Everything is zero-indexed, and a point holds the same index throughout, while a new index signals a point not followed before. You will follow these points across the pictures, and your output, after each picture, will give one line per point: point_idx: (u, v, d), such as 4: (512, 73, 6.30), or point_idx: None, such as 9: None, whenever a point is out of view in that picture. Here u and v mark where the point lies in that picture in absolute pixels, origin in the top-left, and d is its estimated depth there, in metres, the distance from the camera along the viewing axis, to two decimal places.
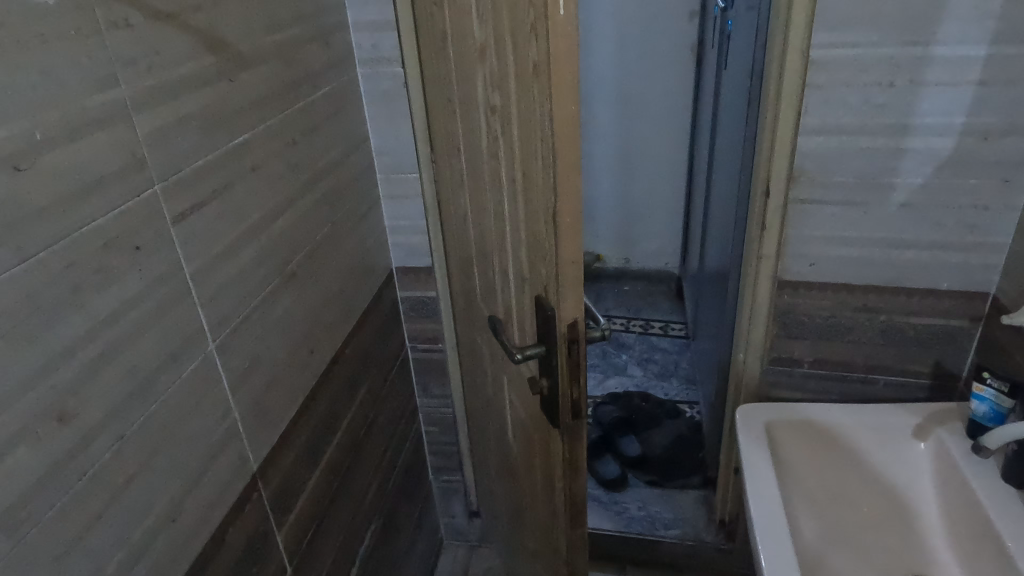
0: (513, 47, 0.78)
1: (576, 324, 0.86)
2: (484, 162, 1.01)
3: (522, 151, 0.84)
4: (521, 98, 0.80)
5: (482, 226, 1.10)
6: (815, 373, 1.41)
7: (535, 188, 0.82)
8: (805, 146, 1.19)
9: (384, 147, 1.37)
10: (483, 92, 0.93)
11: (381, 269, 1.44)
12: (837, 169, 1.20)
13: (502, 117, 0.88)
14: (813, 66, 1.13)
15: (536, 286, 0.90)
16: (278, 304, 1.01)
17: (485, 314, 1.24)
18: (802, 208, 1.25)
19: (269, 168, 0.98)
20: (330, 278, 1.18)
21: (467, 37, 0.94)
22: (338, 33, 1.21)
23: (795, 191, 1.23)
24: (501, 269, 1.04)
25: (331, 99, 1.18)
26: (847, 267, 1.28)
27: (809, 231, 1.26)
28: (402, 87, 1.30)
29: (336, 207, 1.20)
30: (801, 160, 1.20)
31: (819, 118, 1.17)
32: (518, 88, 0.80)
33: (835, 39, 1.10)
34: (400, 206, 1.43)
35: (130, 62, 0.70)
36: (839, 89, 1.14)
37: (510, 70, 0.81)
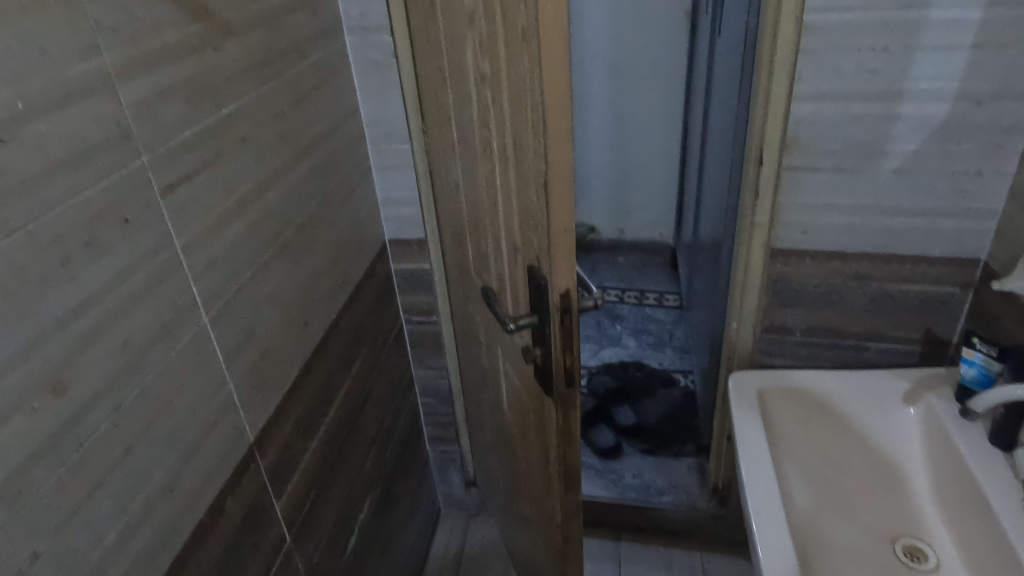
0: (502, 13, 0.77)
1: (569, 293, 0.86)
2: (475, 131, 1.00)
3: (512, 119, 0.83)
4: (511, 64, 0.79)
5: (474, 197, 1.10)
6: (807, 341, 1.42)
7: (527, 156, 0.81)
8: (798, 112, 1.18)
9: (374, 118, 1.35)
10: (473, 59, 0.92)
11: (374, 241, 1.43)
12: (831, 136, 1.19)
13: (492, 85, 0.87)
14: (807, 31, 1.11)
15: (529, 256, 0.89)
16: (271, 276, 1.01)
17: (478, 285, 1.24)
18: (795, 176, 1.24)
19: (258, 139, 0.97)
20: (323, 251, 1.17)
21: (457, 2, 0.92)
22: (325, 1, 1.18)
23: (788, 159, 1.23)
24: (494, 240, 1.04)
25: (320, 68, 1.17)
26: (840, 234, 1.28)
27: (802, 199, 1.26)
28: (391, 57, 1.28)
29: (327, 179, 1.20)
30: (795, 126, 1.20)
31: (814, 85, 1.16)
32: (508, 55, 0.79)
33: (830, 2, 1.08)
34: (392, 178, 1.42)
35: (113, 31, 0.69)
36: (833, 55, 1.12)
37: (500, 36, 0.80)
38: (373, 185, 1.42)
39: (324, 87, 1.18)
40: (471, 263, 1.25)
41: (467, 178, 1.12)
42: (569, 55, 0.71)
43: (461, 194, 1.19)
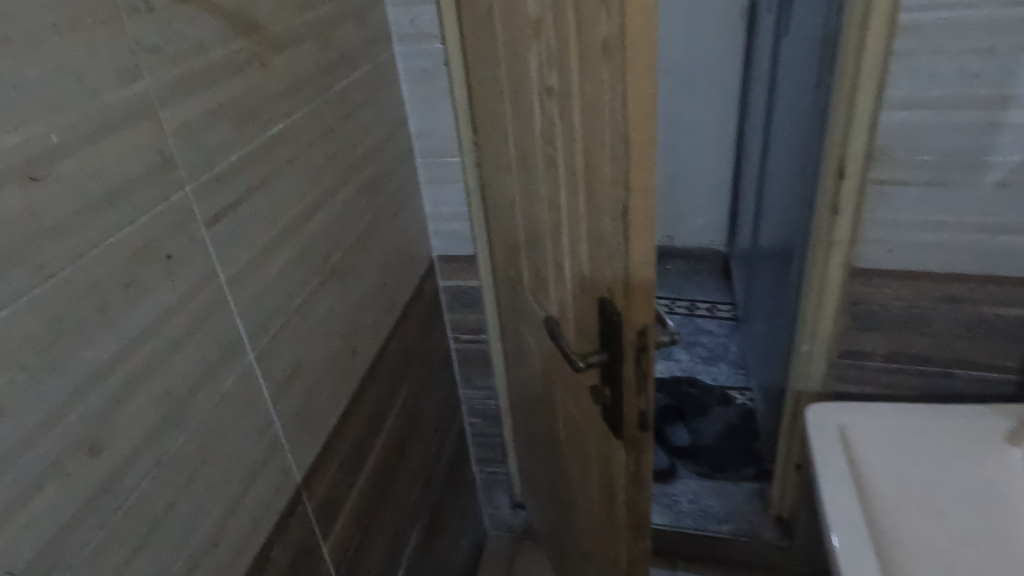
0: (579, 23, 0.69)
1: (647, 331, 0.78)
2: (537, 149, 0.93)
3: (586, 138, 0.75)
4: (586, 79, 0.71)
5: (533, 217, 1.02)
6: (888, 367, 1.30)
7: (601, 179, 0.73)
8: (888, 120, 1.08)
9: (423, 130, 1.28)
10: (539, 73, 0.84)
11: (422, 257, 1.37)
12: (924, 147, 1.08)
13: (562, 101, 0.79)
14: (901, 31, 1.01)
15: (599, 287, 0.82)
16: (320, 304, 0.95)
17: (533, 310, 1.16)
18: (881, 190, 1.14)
19: (306, 158, 0.91)
20: (371, 272, 1.11)
21: (522, 9, 0.85)
22: (375, 9, 1.12)
23: (875, 172, 1.12)
24: (556, 263, 0.96)
25: (370, 79, 1.11)
26: (930, 253, 1.16)
27: (889, 215, 1.15)
28: (442, 66, 1.21)
29: (376, 198, 1.13)
30: (882, 136, 1.09)
31: (906, 91, 1.05)
32: (583, 69, 0.71)
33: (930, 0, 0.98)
34: (440, 192, 1.35)
35: (155, 51, 0.63)
36: (931, 57, 1.01)
37: (575, 47, 0.72)
38: (422, 199, 1.36)
39: (374, 98, 1.12)
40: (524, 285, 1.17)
41: (525, 198, 1.04)
42: (657, 70, 0.63)
43: (516, 213, 1.12)
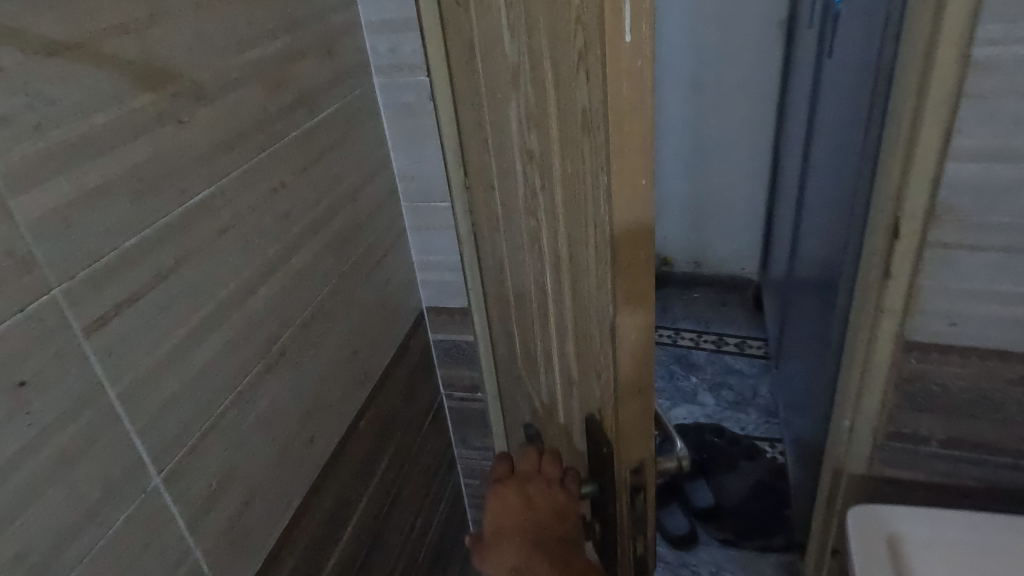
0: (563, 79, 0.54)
1: (644, 467, 0.62)
2: (523, 215, 0.77)
3: (572, 224, 0.60)
4: (571, 151, 0.55)
5: (523, 289, 0.86)
6: (946, 455, 1.11)
7: (590, 280, 0.58)
8: (954, 174, 0.89)
9: (408, 171, 1.14)
10: (522, 132, 0.69)
11: (409, 311, 1.22)
12: (999, 206, 0.89)
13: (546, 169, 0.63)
14: (976, 68, 0.82)
15: (587, 399, 0.66)
16: (264, 394, 0.80)
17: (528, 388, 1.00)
18: (944, 255, 0.95)
19: (247, 225, 0.76)
20: (338, 342, 0.97)
21: (504, 50, 0.69)
22: (348, 38, 0.98)
23: (936, 234, 0.94)
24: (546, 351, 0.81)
25: (341, 119, 0.96)
26: (1002, 329, 0.97)
27: (951, 284, 0.96)
28: (427, 101, 1.06)
29: (347, 255, 0.99)
30: (947, 192, 0.90)
31: (980, 140, 0.86)
32: (568, 138, 0.55)
33: (1014, 32, 0.79)
34: (429, 240, 1.20)
35: (6, 122, 0.49)
36: (1013, 100, 0.82)
37: (559, 110, 0.56)
38: (408, 246, 1.21)
39: (346, 141, 0.97)
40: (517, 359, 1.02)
41: (514, 263, 0.89)
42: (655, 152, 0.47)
43: (507, 276, 0.96)
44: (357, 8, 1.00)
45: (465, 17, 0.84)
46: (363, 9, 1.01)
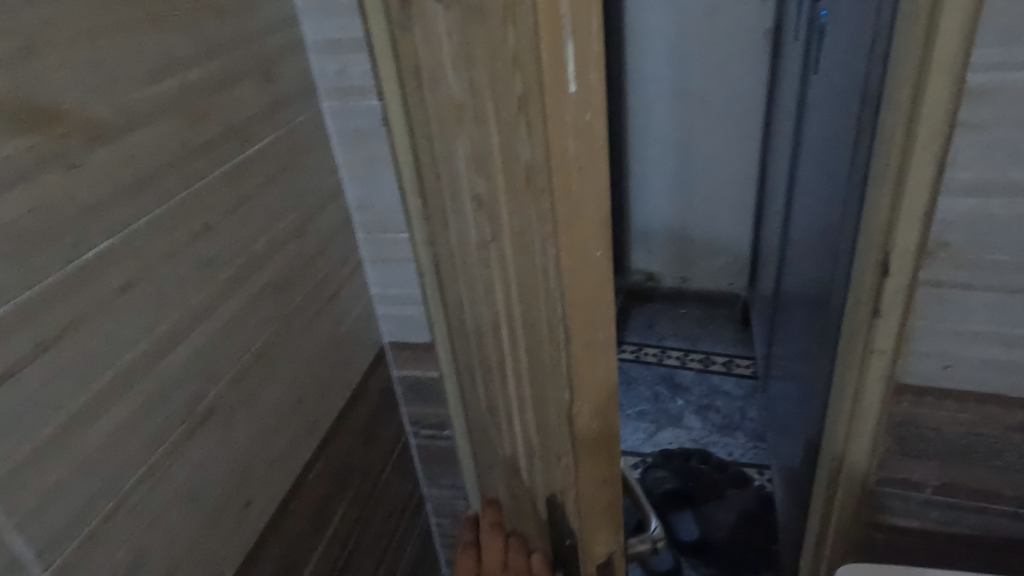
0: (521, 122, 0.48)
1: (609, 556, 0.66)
2: (484, 270, 0.71)
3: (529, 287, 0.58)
4: (524, 209, 0.53)
5: (486, 346, 0.82)
6: (941, 502, 1.04)
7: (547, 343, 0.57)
8: (949, 209, 0.81)
9: (364, 200, 1.05)
10: (480, 174, 0.61)
11: (366, 348, 1.14)
12: (998, 243, 0.82)
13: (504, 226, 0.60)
14: (971, 95, 0.74)
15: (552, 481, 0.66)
16: (186, 460, 0.72)
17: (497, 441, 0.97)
18: (938, 294, 0.87)
19: (161, 275, 0.68)
20: (280, 392, 0.88)
21: (448, 85, 0.62)
22: (289, 60, 0.90)
23: (929, 272, 0.86)
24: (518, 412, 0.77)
25: (282, 149, 0.88)
26: (1000, 373, 0.90)
27: (946, 324, 0.89)
28: (380, 126, 0.97)
29: (290, 297, 0.91)
30: (941, 228, 0.83)
31: (976, 173, 0.78)
32: (520, 196, 0.52)
33: (1014, 57, 0.72)
34: (387, 272, 1.12)
35: None
36: (1012, 130, 0.75)
37: (511, 162, 0.53)
38: (365, 279, 1.13)
39: (287, 172, 0.89)
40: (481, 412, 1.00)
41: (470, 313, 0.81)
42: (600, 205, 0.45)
43: (471, 326, 0.92)
44: (300, 28, 0.92)
45: (410, 41, 0.76)
46: (307, 29, 0.93)
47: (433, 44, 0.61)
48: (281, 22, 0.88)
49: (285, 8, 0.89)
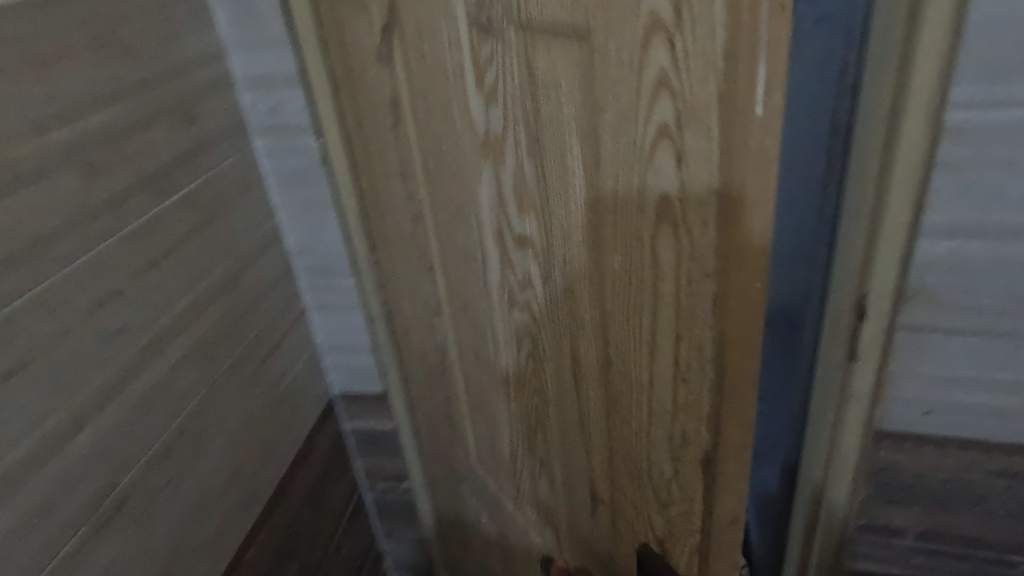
0: (656, 155, 0.51)
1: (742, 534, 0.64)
2: (538, 311, 0.70)
3: (627, 324, 0.61)
4: (632, 252, 0.57)
5: (538, 394, 0.77)
6: (924, 548, 0.93)
7: (659, 346, 0.60)
8: (927, 253, 0.70)
9: (305, 245, 0.97)
10: (537, 202, 0.63)
11: (313, 402, 1.05)
12: (984, 289, 0.71)
13: (577, 274, 0.63)
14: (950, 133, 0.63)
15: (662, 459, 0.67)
16: (96, 561, 0.62)
17: (502, 494, 0.96)
18: (916, 340, 0.77)
19: (56, 353, 0.59)
20: (211, 466, 0.79)
21: (492, 119, 0.62)
22: (215, 98, 0.81)
23: (908, 317, 0.75)
24: (593, 457, 0.75)
25: (207, 196, 0.79)
26: (981, 420, 0.80)
27: (928, 372, 0.79)
28: (319, 166, 0.90)
29: (220, 359, 0.81)
30: (920, 273, 0.72)
31: (950, 214, 0.68)
32: (631, 241, 0.56)
33: (996, 94, 0.60)
34: (334, 320, 1.04)
35: None
36: (992, 170, 0.64)
37: (618, 192, 0.55)
38: (309, 328, 1.04)
39: (214, 221, 0.80)
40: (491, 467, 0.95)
41: (491, 347, 0.80)
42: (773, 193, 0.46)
43: (486, 382, 0.86)
44: (226, 62, 0.84)
45: (391, 71, 0.72)
46: (235, 63, 0.85)
47: (475, 78, 0.61)
48: (204, 55, 0.80)
49: (209, 40, 0.81)
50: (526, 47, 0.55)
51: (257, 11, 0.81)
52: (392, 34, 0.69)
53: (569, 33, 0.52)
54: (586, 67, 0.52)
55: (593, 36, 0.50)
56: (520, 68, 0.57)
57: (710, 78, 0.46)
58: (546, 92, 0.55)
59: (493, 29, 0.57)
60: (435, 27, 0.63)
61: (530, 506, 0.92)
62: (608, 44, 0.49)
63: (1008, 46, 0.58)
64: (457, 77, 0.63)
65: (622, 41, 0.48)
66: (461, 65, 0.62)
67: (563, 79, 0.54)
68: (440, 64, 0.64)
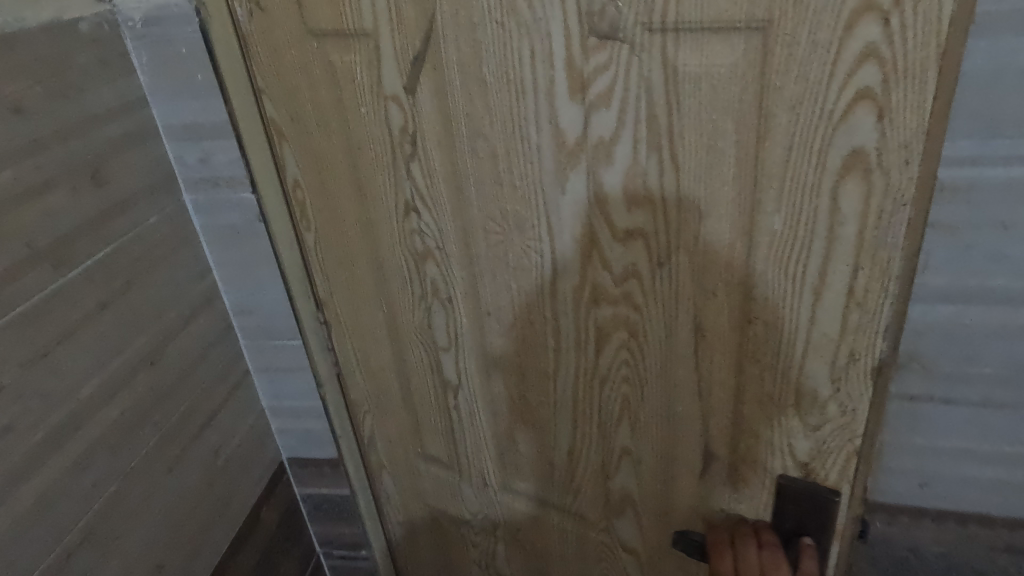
0: (851, 116, 0.44)
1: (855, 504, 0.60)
2: (643, 313, 0.61)
3: (762, 279, 0.53)
4: (805, 218, 0.49)
5: (624, 403, 0.68)
6: None
7: (802, 304, 0.52)
8: (920, 319, 0.69)
9: (243, 303, 0.91)
10: (652, 202, 0.55)
11: (255, 468, 0.98)
12: (979, 356, 0.69)
13: (712, 254, 0.54)
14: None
15: (785, 434, 0.59)
16: None
17: (521, 524, 0.89)
18: (909, 408, 0.75)
19: None
20: (122, 562, 0.74)
21: (601, 122, 0.54)
22: (133, 152, 0.75)
23: (899, 383, 0.74)
24: (693, 452, 0.66)
25: (123, 266, 0.74)
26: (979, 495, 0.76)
27: (918, 443, 0.76)
28: (255, 222, 0.85)
29: (142, 439, 0.77)
30: (912, 339, 0.70)
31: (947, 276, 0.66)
32: (806, 203, 0.48)
33: (990, 151, 0.59)
34: (279, 382, 0.97)
35: None
36: (989, 233, 0.62)
37: (787, 203, 0.49)
38: (256, 391, 0.98)
39: (132, 289, 0.75)
40: (515, 499, 0.87)
41: (543, 379, 0.73)
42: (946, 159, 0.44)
43: (515, 412, 0.78)
44: (149, 110, 0.78)
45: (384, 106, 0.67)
46: (160, 111, 0.79)
47: (574, 87, 0.54)
48: (122, 106, 0.74)
49: (126, 90, 0.74)
50: (673, 65, 0.49)
51: (178, 56, 0.75)
52: (379, 66, 0.65)
53: (735, 27, 0.45)
54: (756, 70, 0.46)
55: (775, 24, 0.44)
56: (656, 55, 0.49)
57: (935, 37, 0.40)
58: (685, 90, 0.49)
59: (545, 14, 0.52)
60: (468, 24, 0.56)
61: (574, 529, 0.83)
62: (797, 33, 0.43)
63: (1000, 100, 0.57)
64: (539, 95, 0.56)
65: (817, 27, 0.42)
66: (549, 78, 0.55)
67: (713, 84, 0.48)
68: (464, 83, 0.59)
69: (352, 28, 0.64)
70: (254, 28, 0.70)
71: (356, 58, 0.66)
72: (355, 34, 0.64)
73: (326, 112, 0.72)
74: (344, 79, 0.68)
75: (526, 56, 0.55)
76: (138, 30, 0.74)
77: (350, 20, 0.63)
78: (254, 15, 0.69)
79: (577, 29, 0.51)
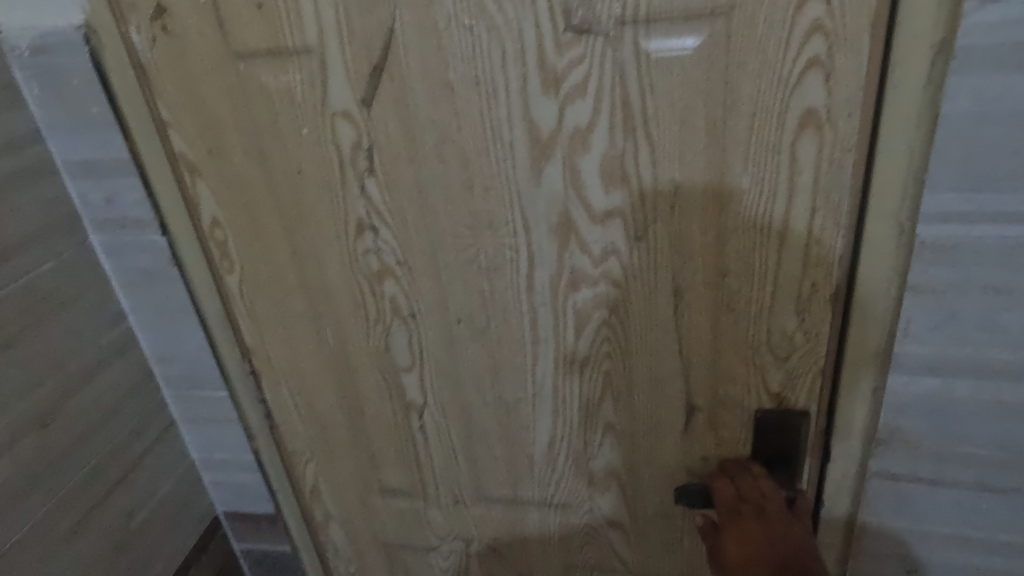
0: (803, 82, 0.53)
1: (824, 428, 0.68)
2: (623, 287, 0.66)
3: (733, 233, 0.61)
4: (767, 174, 0.57)
5: (605, 379, 0.72)
6: None
7: (767, 249, 0.60)
8: (901, 391, 0.63)
9: (162, 350, 0.83)
10: (630, 183, 0.60)
11: (179, 530, 0.90)
12: (971, 432, 0.63)
13: (687, 220, 0.61)
14: (921, 256, 0.57)
15: (760, 370, 0.67)
16: None
17: (498, 535, 0.89)
18: (893, 487, 0.68)
19: None
20: None
21: (576, 113, 0.58)
22: (19, 191, 0.68)
23: (881, 461, 0.67)
24: (675, 409, 0.72)
25: (5, 319, 0.67)
26: None
27: (874, 522, 0.71)
28: (169, 265, 0.77)
29: (26, 511, 0.70)
30: (894, 411, 0.65)
31: (936, 338, 0.60)
32: (770, 161, 0.57)
33: (974, 207, 0.54)
34: (207, 434, 0.90)
35: None
36: (976, 299, 0.58)
37: (753, 162, 0.57)
38: (182, 442, 0.90)
39: (15, 344, 0.68)
40: (490, 508, 0.87)
41: (522, 376, 0.74)
42: (888, 122, 0.53)
43: (491, 415, 0.78)
44: (43, 145, 0.71)
45: (332, 126, 0.64)
46: (56, 147, 0.72)
47: (547, 83, 0.58)
48: (7, 142, 0.67)
49: (9, 125, 0.67)
50: (646, 54, 0.55)
51: (71, 87, 0.68)
52: (323, 87, 0.62)
53: (702, 14, 0.52)
54: (721, 51, 0.53)
55: (738, 9, 0.52)
56: (630, 48, 0.55)
57: (867, 10, 0.50)
58: (658, 76, 0.55)
59: (519, 16, 0.55)
60: (434, 31, 0.57)
61: (558, 520, 0.85)
62: (756, 14, 0.52)
63: (965, 123, 0.52)
64: (512, 93, 0.59)
65: (772, 9, 0.51)
66: (521, 75, 0.58)
67: (683, 67, 0.55)
68: (426, 89, 0.60)
69: (292, 46, 0.61)
70: (158, 54, 0.64)
71: (295, 77, 0.62)
72: (295, 52, 0.61)
73: (255, 140, 0.67)
74: (281, 100, 0.64)
75: (496, 58, 0.57)
76: (27, 60, 0.67)
77: (289, 37, 0.61)
78: (159, 41, 0.64)
79: (550, 27, 0.55)
